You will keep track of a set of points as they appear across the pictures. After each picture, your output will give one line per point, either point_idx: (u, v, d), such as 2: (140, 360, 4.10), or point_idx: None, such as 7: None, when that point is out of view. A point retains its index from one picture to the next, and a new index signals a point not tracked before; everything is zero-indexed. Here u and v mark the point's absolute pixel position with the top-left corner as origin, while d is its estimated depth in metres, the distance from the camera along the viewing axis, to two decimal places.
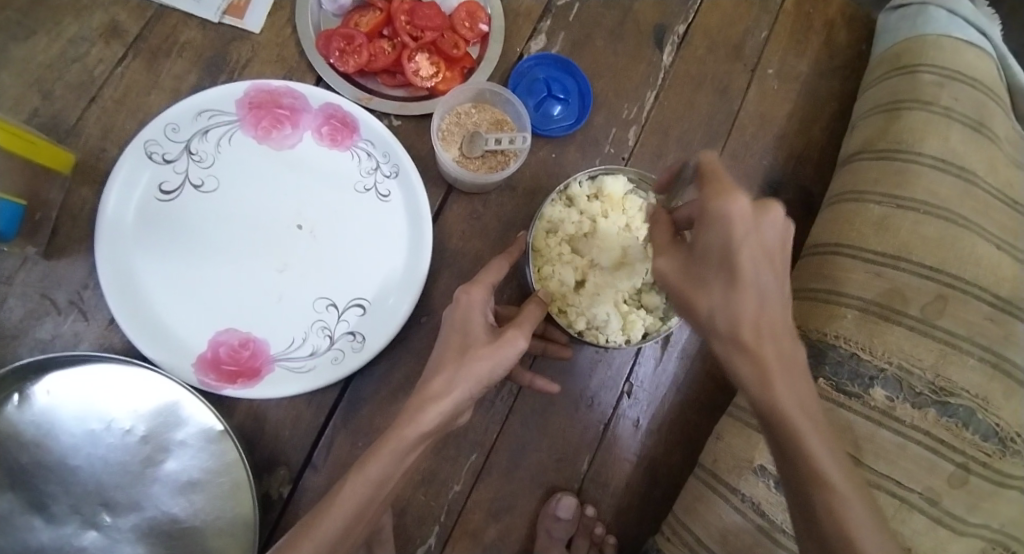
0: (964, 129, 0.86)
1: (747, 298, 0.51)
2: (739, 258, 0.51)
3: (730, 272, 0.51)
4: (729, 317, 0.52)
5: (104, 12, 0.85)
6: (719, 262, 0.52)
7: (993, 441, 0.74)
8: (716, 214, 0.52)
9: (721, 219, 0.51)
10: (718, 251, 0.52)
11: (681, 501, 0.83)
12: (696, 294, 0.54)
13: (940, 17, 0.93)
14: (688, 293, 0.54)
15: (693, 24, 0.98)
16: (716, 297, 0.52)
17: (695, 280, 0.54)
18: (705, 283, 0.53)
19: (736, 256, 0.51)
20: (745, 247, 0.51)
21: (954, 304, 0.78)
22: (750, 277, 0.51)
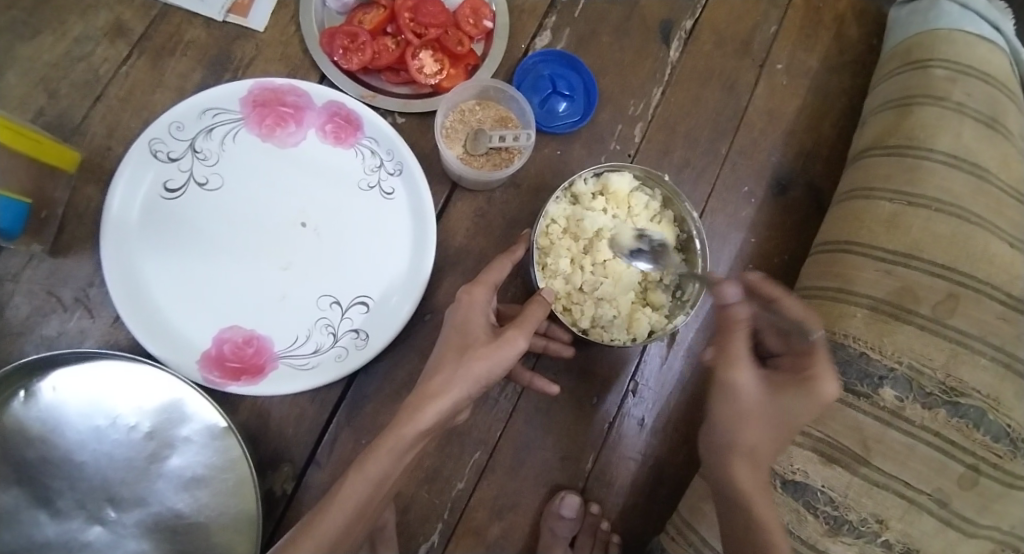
0: (976, 125, 0.85)
1: (781, 432, 0.68)
2: (809, 414, 0.67)
3: (794, 415, 0.67)
4: (755, 441, 0.69)
5: (109, 11, 0.85)
6: (796, 414, 0.67)
7: (1005, 442, 0.73)
8: (825, 387, 0.65)
9: (821, 395, 0.66)
10: (798, 405, 0.66)
11: (686, 501, 0.82)
12: (753, 421, 0.68)
13: (953, 11, 0.91)
14: (746, 420, 0.69)
15: (700, 20, 0.97)
16: (763, 431, 0.68)
17: (763, 416, 0.68)
18: (767, 417, 0.68)
19: (805, 407, 0.66)
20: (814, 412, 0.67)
21: (965, 302, 0.77)
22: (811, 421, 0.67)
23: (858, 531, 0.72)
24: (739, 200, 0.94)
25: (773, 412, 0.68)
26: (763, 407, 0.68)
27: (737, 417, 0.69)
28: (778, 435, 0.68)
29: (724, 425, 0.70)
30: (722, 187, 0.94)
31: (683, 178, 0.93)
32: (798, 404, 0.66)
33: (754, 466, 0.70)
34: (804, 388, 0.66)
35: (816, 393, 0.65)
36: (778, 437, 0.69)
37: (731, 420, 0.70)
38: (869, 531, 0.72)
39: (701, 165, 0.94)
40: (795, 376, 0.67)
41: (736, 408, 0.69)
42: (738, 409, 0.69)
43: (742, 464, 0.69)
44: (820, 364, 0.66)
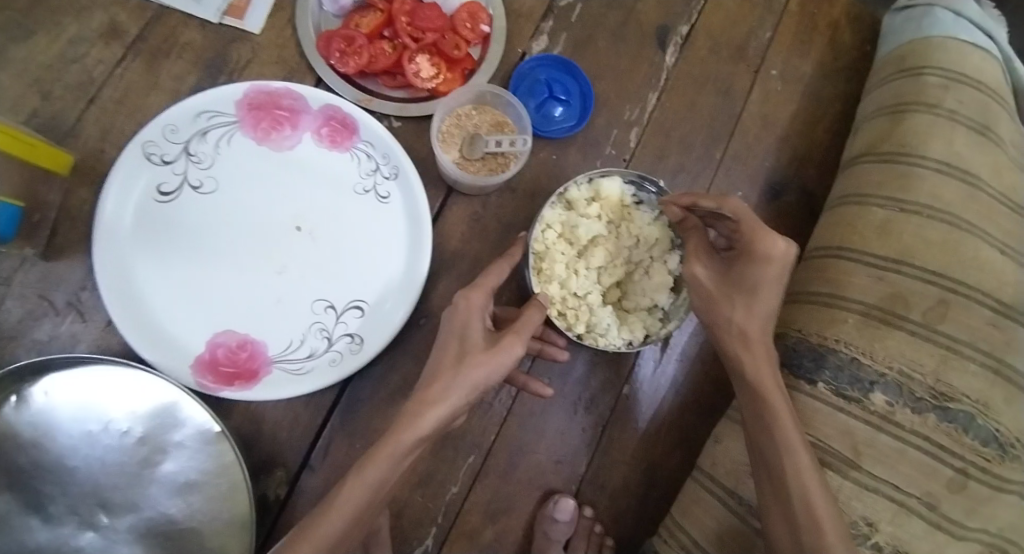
0: (968, 132, 0.85)
1: (759, 302, 0.70)
2: (765, 278, 0.69)
3: (753, 280, 0.70)
4: (744, 324, 0.71)
5: (104, 12, 0.85)
6: (753, 278, 0.70)
7: (993, 446, 0.74)
8: (768, 247, 0.68)
9: (765, 257, 0.68)
10: (751, 271, 0.70)
11: (678, 504, 0.83)
12: (721, 303, 0.72)
13: (947, 19, 0.92)
14: (716, 300, 0.72)
15: (696, 25, 0.98)
16: (736, 306, 0.71)
17: (726, 290, 0.72)
18: (733, 291, 0.71)
19: (759, 274, 0.69)
20: (770, 276, 0.69)
21: (955, 309, 0.77)
22: (765, 293, 0.70)
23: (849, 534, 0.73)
24: None
25: (732, 283, 0.72)
26: (726, 283, 0.72)
27: (701, 299, 0.74)
28: (749, 305, 0.71)
29: (709, 313, 0.74)
30: (717, 193, 0.95)
31: (678, 183, 0.94)
32: (748, 272, 0.70)
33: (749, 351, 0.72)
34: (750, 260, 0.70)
35: (760, 256, 0.68)
36: (757, 308, 0.71)
37: (703, 306, 0.74)
38: (859, 534, 0.72)
39: (695, 170, 0.95)
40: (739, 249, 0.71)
41: (704, 291, 0.73)
42: (705, 293, 0.73)
43: (759, 371, 0.71)
44: (751, 228, 0.68)
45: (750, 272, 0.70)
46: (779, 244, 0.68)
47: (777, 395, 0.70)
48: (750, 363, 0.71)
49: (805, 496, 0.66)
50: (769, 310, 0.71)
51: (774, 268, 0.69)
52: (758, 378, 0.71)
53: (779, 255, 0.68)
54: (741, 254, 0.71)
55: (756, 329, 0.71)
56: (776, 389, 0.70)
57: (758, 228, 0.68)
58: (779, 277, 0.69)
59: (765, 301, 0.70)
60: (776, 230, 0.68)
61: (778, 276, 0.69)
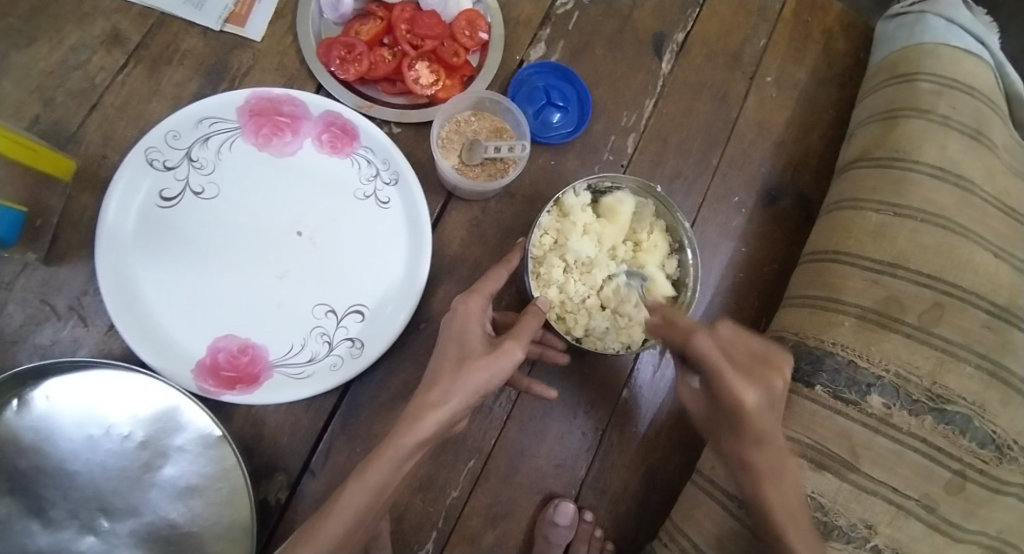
0: (961, 137, 0.87)
1: (758, 449, 0.71)
2: (746, 416, 0.69)
3: (730, 423, 0.71)
4: (755, 459, 0.71)
5: (106, 20, 0.85)
6: (748, 433, 0.70)
7: (990, 448, 0.74)
8: (770, 381, 0.70)
9: (734, 413, 0.69)
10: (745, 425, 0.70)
11: (678, 507, 0.83)
12: (715, 435, 0.75)
13: (938, 26, 0.93)
14: (702, 445, 0.76)
15: (691, 33, 0.99)
16: (724, 437, 0.73)
17: (716, 425, 0.74)
18: (716, 425, 0.74)
19: (732, 422, 0.71)
20: (744, 427, 0.70)
21: (951, 312, 0.78)
22: (768, 436, 0.70)
23: (848, 536, 0.73)
24: (730, 210, 0.96)
25: (715, 429, 0.74)
26: (711, 426, 0.75)
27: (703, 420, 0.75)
28: (749, 445, 0.71)
29: (709, 429, 0.75)
30: (713, 198, 0.96)
31: (675, 188, 0.95)
32: (720, 415, 0.72)
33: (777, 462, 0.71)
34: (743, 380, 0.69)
35: (727, 412, 0.70)
36: (756, 446, 0.71)
37: (696, 426, 0.77)
38: (859, 536, 0.73)
39: (692, 176, 0.95)
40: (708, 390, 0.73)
41: (697, 422, 0.76)
42: (698, 428, 0.77)
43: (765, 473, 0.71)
44: (724, 379, 0.68)
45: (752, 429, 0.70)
46: (778, 382, 0.70)
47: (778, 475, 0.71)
48: (755, 481, 0.71)
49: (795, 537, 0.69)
50: (767, 440, 0.70)
51: (766, 419, 0.70)
52: (763, 493, 0.71)
53: (749, 400, 0.68)
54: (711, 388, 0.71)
55: (762, 457, 0.71)
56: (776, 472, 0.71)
57: (727, 374, 0.68)
58: (772, 399, 0.70)
59: (760, 432, 0.70)
60: (764, 365, 0.70)
61: (773, 397, 0.70)
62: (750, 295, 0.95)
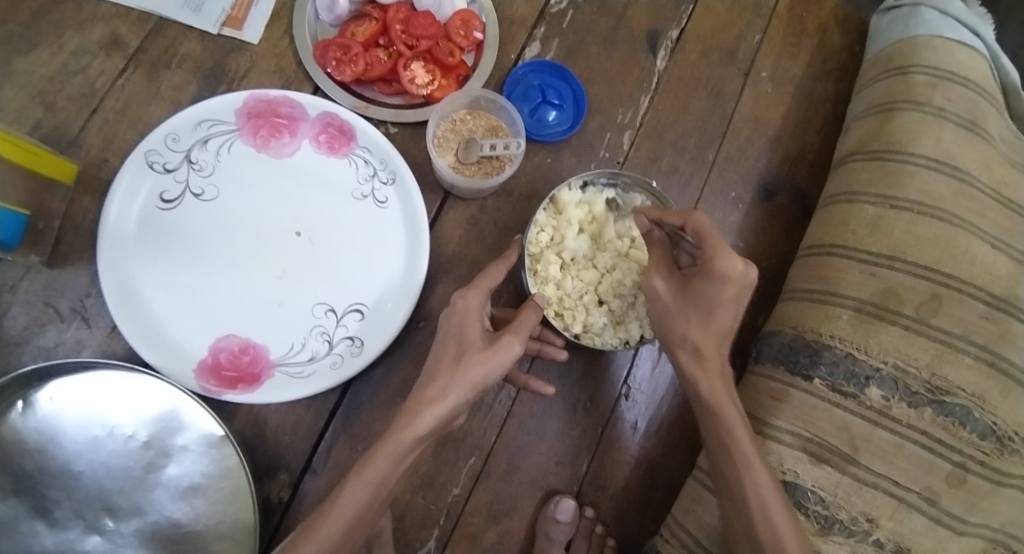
0: (957, 128, 0.87)
1: (710, 322, 0.72)
2: (722, 293, 0.69)
3: (709, 300, 0.70)
4: (698, 340, 0.73)
5: (105, 25, 0.86)
6: (709, 299, 0.70)
7: (990, 439, 0.74)
8: (724, 266, 0.68)
9: (722, 279, 0.68)
10: (708, 292, 0.70)
11: (679, 502, 0.83)
12: (678, 321, 0.73)
13: (933, 18, 0.93)
14: (670, 317, 0.73)
15: (686, 29, 0.99)
16: (692, 322, 0.72)
17: (681, 309, 0.73)
18: (688, 308, 0.72)
19: (713, 294, 0.70)
20: (726, 297, 0.69)
21: (948, 303, 0.78)
22: (721, 318, 0.71)
23: (849, 530, 0.73)
24: (728, 205, 0.96)
25: (689, 303, 0.72)
26: (683, 298, 0.72)
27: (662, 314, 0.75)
28: (701, 323, 0.72)
29: (669, 318, 0.74)
30: (711, 194, 0.96)
31: (672, 184, 0.95)
32: (703, 290, 0.70)
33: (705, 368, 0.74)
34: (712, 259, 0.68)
35: (715, 281, 0.69)
36: (716, 326, 0.72)
37: (659, 316, 0.75)
38: (860, 530, 0.73)
39: (688, 171, 0.96)
40: (699, 271, 0.71)
41: (662, 308, 0.74)
42: (664, 311, 0.74)
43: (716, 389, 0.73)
44: (711, 248, 0.68)
45: (710, 299, 0.70)
46: (740, 266, 0.68)
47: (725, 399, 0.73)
48: (702, 377, 0.74)
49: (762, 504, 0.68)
50: (727, 329, 0.73)
51: (727, 297, 0.69)
52: (714, 394, 0.73)
53: (744, 275, 0.68)
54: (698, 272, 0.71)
55: (712, 349, 0.73)
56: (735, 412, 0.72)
57: (716, 243, 0.68)
58: (738, 298, 0.70)
59: (719, 321, 0.71)
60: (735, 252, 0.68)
61: (740, 293, 0.70)
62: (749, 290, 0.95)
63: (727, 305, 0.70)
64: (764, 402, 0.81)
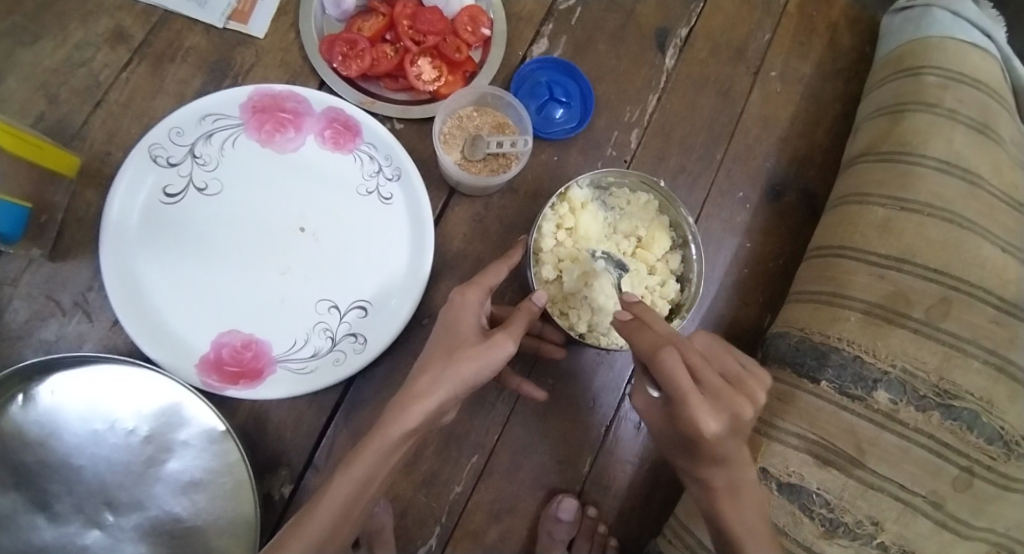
0: (968, 131, 0.86)
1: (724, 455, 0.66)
2: (712, 446, 0.61)
3: (695, 434, 0.63)
4: (712, 477, 0.67)
5: (110, 18, 0.86)
6: (699, 448, 0.64)
7: (998, 444, 0.74)
8: (704, 423, 0.58)
9: (697, 425, 0.59)
10: (701, 445, 0.63)
11: (682, 504, 0.83)
12: (667, 445, 0.70)
13: (944, 19, 0.93)
14: (668, 442, 0.70)
15: (694, 28, 0.98)
16: (684, 459, 0.68)
17: (676, 446, 0.67)
18: (678, 438, 0.67)
19: (704, 434, 0.63)
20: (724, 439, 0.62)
21: (957, 306, 0.77)
22: (725, 458, 0.65)
23: (854, 533, 0.73)
24: (735, 205, 0.95)
25: (679, 440, 0.66)
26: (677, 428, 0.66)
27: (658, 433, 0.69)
28: (699, 464, 0.67)
29: (675, 449, 0.68)
30: (718, 193, 0.95)
31: (679, 183, 0.94)
32: (683, 420, 0.61)
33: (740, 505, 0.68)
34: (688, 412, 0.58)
35: (690, 420, 0.60)
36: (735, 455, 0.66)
37: (657, 436, 0.70)
38: (865, 533, 0.72)
39: (695, 171, 0.95)
40: (680, 399, 0.61)
41: (656, 424, 0.69)
42: (655, 430, 0.69)
43: (724, 507, 0.68)
44: (684, 404, 0.57)
45: (716, 453, 0.64)
46: (713, 424, 0.58)
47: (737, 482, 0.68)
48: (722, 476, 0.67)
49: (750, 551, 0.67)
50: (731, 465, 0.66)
51: (721, 446, 0.62)
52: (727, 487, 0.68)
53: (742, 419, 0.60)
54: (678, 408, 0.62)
55: (717, 478, 0.67)
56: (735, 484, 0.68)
57: (692, 402, 0.57)
58: (733, 433, 0.61)
59: (721, 460, 0.65)
60: (709, 408, 0.58)
61: (735, 431, 0.61)
62: (755, 291, 0.94)
63: (728, 443, 0.62)
64: (769, 403, 0.80)
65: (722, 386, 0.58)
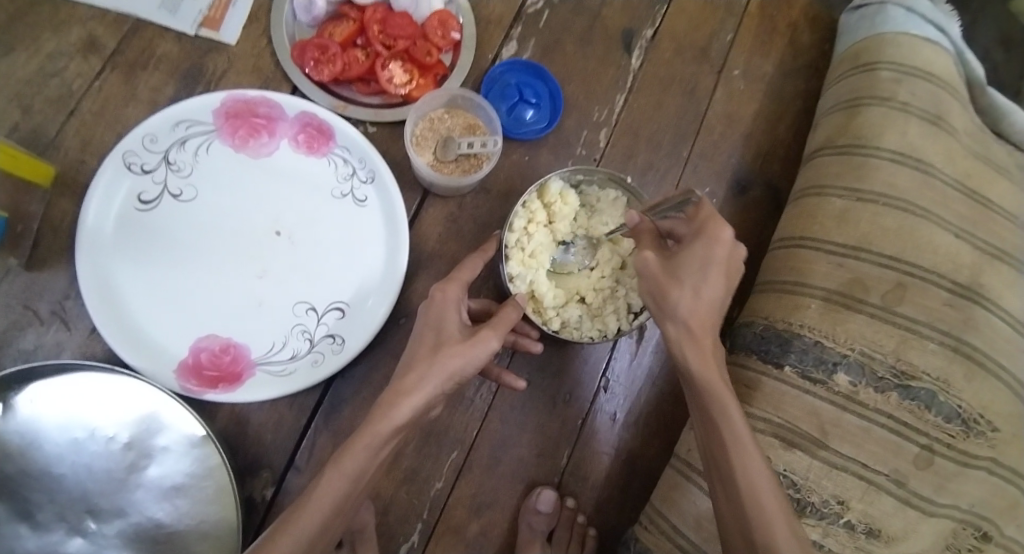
0: (922, 123, 0.89)
1: (698, 282, 0.65)
2: (710, 260, 0.65)
3: (700, 259, 0.66)
4: (683, 308, 0.65)
5: (81, 27, 0.86)
6: (701, 262, 0.65)
7: (955, 422, 0.77)
8: (715, 231, 0.66)
9: (711, 239, 0.66)
10: (698, 257, 0.66)
11: (658, 491, 0.85)
12: (670, 283, 0.65)
13: (898, 15, 0.96)
14: (663, 282, 0.65)
15: (660, 28, 1.01)
16: (676, 288, 0.65)
17: (673, 272, 0.66)
18: (681, 272, 0.66)
19: (704, 255, 0.66)
20: (716, 260, 0.65)
21: (913, 291, 0.81)
22: (687, 280, 0.65)
23: (821, 513, 0.75)
24: None
25: (689, 267, 0.66)
26: (673, 266, 0.66)
27: (653, 285, 0.66)
28: (691, 289, 0.65)
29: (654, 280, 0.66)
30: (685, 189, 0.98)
31: (648, 180, 0.97)
32: (695, 252, 0.66)
33: (704, 353, 0.67)
34: (701, 236, 0.66)
35: (708, 239, 0.66)
36: (704, 292, 0.65)
37: (656, 285, 0.66)
38: (831, 512, 0.75)
39: (664, 168, 0.98)
40: (693, 233, 0.67)
41: (653, 276, 0.66)
42: (655, 275, 0.66)
43: (686, 351, 0.67)
44: (706, 215, 0.67)
45: (691, 279, 0.65)
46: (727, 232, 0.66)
47: (713, 375, 0.67)
48: (693, 351, 0.67)
49: (746, 467, 0.65)
50: (702, 294, 0.66)
51: (695, 269, 0.65)
52: (704, 373, 0.67)
53: (728, 240, 0.66)
54: (690, 238, 0.67)
55: (688, 310, 0.65)
56: (711, 377, 0.67)
57: (710, 214, 0.68)
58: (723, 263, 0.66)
59: (691, 283, 0.65)
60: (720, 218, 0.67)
61: (721, 253, 0.66)
62: None
63: (692, 264, 0.66)
64: (737, 390, 0.84)
65: (708, 209, 0.68)
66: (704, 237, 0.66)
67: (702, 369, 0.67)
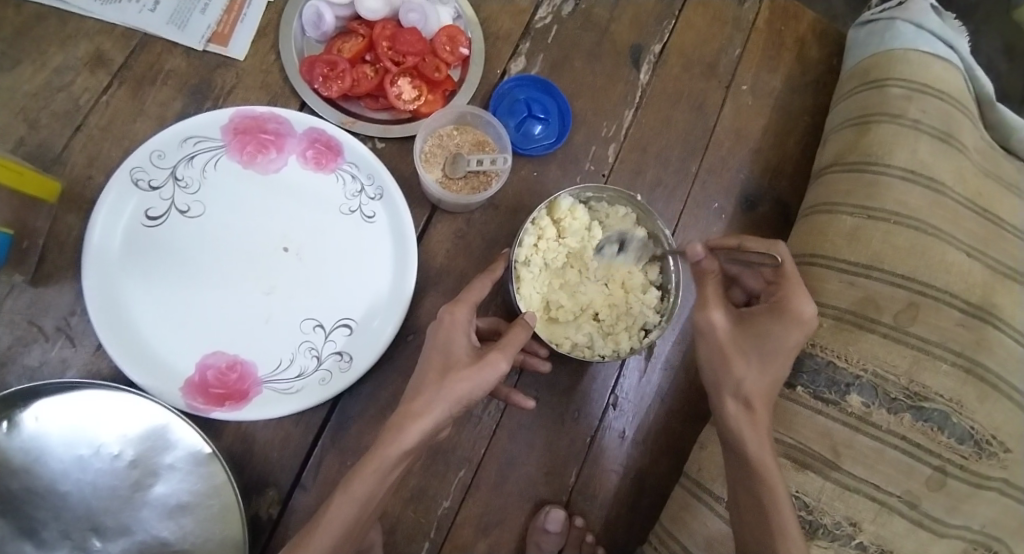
0: (932, 140, 0.89)
1: (772, 363, 0.72)
2: (789, 336, 0.71)
3: (778, 336, 0.71)
4: (744, 378, 0.72)
5: (89, 42, 0.86)
6: (775, 340, 0.71)
7: (969, 443, 0.76)
8: (799, 308, 0.71)
9: (796, 319, 0.70)
10: (776, 333, 0.71)
11: (667, 511, 0.84)
12: (736, 358, 0.72)
13: (908, 31, 0.96)
14: (728, 354, 0.72)
15: (668, 44, 1.01)
16: (747, 364, 0.72)
17: (742, 347, 0.72)
18: (750, 349, 0.72)
19: (784, 332, 0.71)
20: (794, 340, 0.71)
21: (925, 311, 0.80)
22: (761, 354, 0.72)
23: (833, 534, 0.75)
24: (711, 216, 0.98)
25: (756, 344, 0.72)
26: (742, 340, 0.72)
27: (721, 353, 0.73)
28: (762, 365, 0.72)
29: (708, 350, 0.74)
30: (694, 205, 0.97)
31: (656, 196, 0.97)
32: (773, 330, 0.71)
33: (755, 424, 0.71)
34: (783, 317, 0.71)
35: (790, 318, 0.71)
36: (767, 373, 0.72)
37: (716, 354, 0.73)
38: (844, 533, 0.74)
39: (672, 183, 0.97)
40: (773, 301, 0.73)
41: (716, 342, 0.73)
42: (719, 344, 0.72)
43: (742, 422, 0.72)
44: (788, 284, 0.72)
45: (762, 354, 0.72)
46: (808, 308, 0.71)
47: (765, 450, 0.70)
48: (751, 431, 0.71)
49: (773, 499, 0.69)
50: (778, 368, 0.72)
51: (777, 345, 0.71)
52: (756, 443, 0.71)
53: (807, 320, 0.71)
54: (768, 313, 0.72)
55: (755, 387, 0.72)
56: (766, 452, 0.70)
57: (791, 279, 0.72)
58: (802, 332, 0.71)
59: (770, 358, 0.71)
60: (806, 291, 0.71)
61: (802, 328, 0.71)
62: None
63: (777, 338, 0.71)
64: None
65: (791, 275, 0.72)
66: (790, 314, 0.71)
67: (755, 444, 0.70)
